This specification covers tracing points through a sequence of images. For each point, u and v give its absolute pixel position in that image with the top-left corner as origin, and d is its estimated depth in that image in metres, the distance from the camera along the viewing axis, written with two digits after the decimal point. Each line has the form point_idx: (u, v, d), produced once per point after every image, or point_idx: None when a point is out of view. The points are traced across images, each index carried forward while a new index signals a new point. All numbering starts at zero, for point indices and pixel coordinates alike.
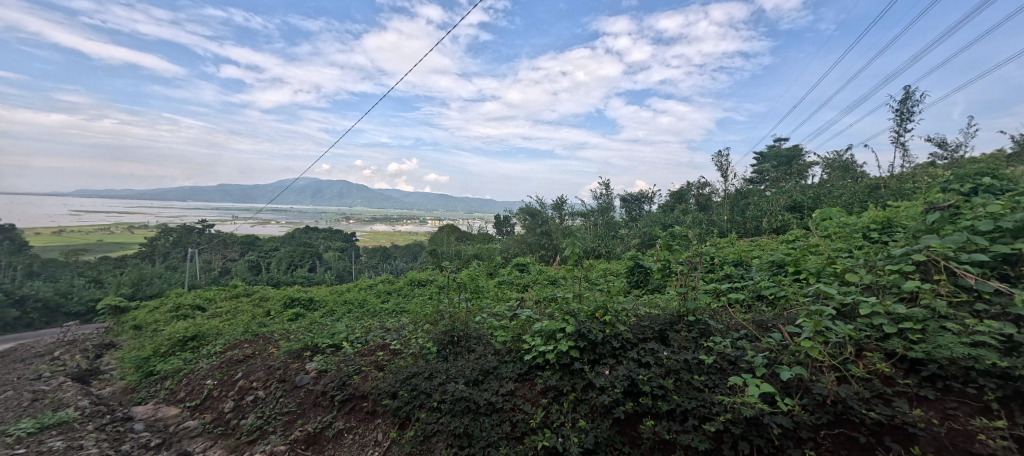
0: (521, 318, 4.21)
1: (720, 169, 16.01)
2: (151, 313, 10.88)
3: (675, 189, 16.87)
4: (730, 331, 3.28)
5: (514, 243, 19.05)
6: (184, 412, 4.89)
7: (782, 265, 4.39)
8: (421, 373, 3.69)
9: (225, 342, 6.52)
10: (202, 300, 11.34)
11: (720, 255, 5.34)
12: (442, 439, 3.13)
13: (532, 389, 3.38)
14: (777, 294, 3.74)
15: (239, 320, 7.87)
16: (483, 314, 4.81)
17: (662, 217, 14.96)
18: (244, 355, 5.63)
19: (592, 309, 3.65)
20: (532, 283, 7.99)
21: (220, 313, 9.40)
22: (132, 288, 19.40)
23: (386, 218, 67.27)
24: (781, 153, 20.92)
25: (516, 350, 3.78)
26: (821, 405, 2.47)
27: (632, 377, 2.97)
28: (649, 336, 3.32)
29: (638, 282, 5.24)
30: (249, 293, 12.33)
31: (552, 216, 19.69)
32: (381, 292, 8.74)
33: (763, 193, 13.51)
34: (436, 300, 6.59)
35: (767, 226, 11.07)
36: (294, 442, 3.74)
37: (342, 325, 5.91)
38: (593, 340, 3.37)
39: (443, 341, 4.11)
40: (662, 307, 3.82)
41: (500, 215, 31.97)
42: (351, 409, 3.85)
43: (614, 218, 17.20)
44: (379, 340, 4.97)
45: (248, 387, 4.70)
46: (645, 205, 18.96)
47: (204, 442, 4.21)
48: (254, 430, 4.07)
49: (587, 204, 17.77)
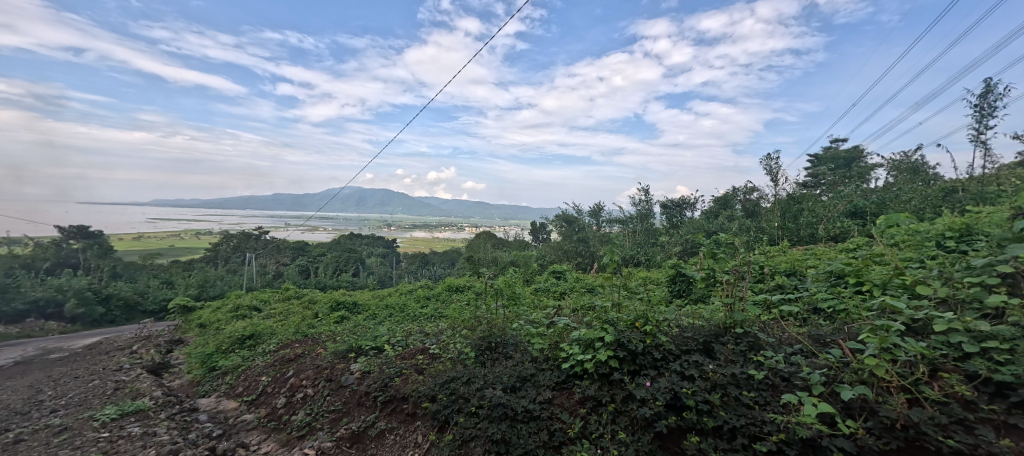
0: (558, 325, 4.16)
1: (769, 172, 15.23)
2: (214, 312, 11.75)
3: (719, 195, 16.21)
4: (783, 345, 3.09)
5: (551, 250, 18.96)
6: (241, 406, 5.23)
7: (842, 275, 4.09)
8: (459, 378, 3.73)
9: (279, 341, 6.92)
10: (258, 301, 12.13)
11: (771, 264, 5.06)
12: (480, 445, 3.15)
13: (570, 398, 3.33)
14: (837, 307, 3.48)
15: (291, 321, 8.34)
16: (520, 321, 4.81)
17: (706, 223, 14.41)
18: (294, 355, 5.94)
19: (632, 318, 3.56)
20: (569, 290, 7.92)
21: (274, 314, 10.01)
22: (199, 289, 21.27)
23: (426, 225, 69.10)
24: (839, 156, 19.57)
25: (553, 358, 3.73)
26: (889, 429, 2.26)
27: (675, 390, 2.86)
28: (693, 347, 3.20)
29: (680, 291, 5.12)
30: (299, 295, 13.05)
31: (589, 223, 19.51)
32: (421, 297, 8.96)
33: (819, 197, 12.69)
34: (474, 306, 6.66)
35: (824, 233, 10.38)
36: (339, 440, 3.89)
37: (384, 328, 6.12)
38: (633, 350, 3.28)
39: (481, 347, 4.15)
40: (707, 318, 3.66)
41: (537, 221, 31.97)
42: (392, 410, 3.96)
43: (654, 224, 16.72)
44: (419, 344, 5.10)
45: (299, 385, 4.95)
46: (687, 211, 18.34)
47: (259, 435, 4.47)
48: (304, 425, 4.27)
49: (625, 210, 17.44)
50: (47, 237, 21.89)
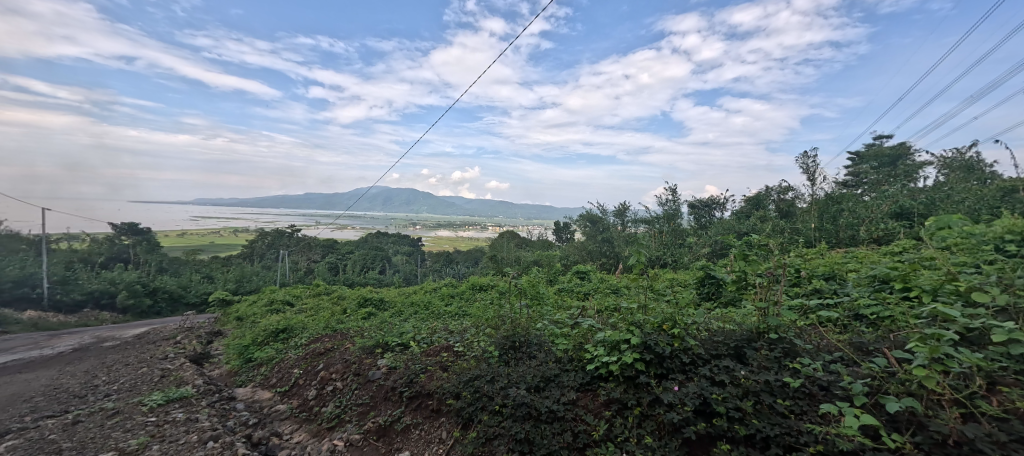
0: (583, 326, 4.12)
1: (806, 171, 14.63)
2: (250, 306, 12.25)
3: (751, 195, 15.67)
4: (821, 352, 2.95)
5: (575, 250, 18.80)
6: (275, 396, 5.43)
7: (887, 280, 3.87)
8: (483, 376, 3.74)
9: (310, 335, 7.15)
10: (291, 296, 12.58)
11: (808, 267, 4.83)
12: (504, 443, 3.16)
13: (595, 400, 3.29)
14: (881, 314, 3.29)
15: (321, 316, 8.61)
16: (544, 320, 4.79)
17: (737, 224, 13.94)
18: (324, 349, 6.12)
19: (659, 321, 3.47)
20: (593, 291, 7.83)
21: (305, 309, 10.36)
22: (236, 284, 22.32)
23: (450, 224, 69.89)
24: (883, 153, 18.52)
25: (578, 359, 3.69)
26: (940, 445, 2.11)
27: (705, 395, 2.78)
28: (723, 352, 3.10)
29: (709, 294, 5.00)
30: (328, 291, 13.45)
31: (614, 224, 19.28)
32: (445, 295, 9.05)
33: (860, 197, 12.08)
34: (498, 305, 6.68)
35: (866, 235, 9.87)
36: (367, 432, 3.99)
37: (410, 325, 6.22)
38: (660, 353, 3.21)
39: (504, 346, 4.15)
40: (738, 322, 3.53)
41: (561, 221, 31.78)
42: (417, 406, 4.02)
43: (681, 225, 16.32)
44: (443, 341, 5.15)
45: (329, 378, 5.09)
46: (716, 211, 17.83)
47: (291, 425, 4.63)
48: (333, 417, 4.40)
49: (652, 210, 17.10)
50: (102, 234, 23.40)
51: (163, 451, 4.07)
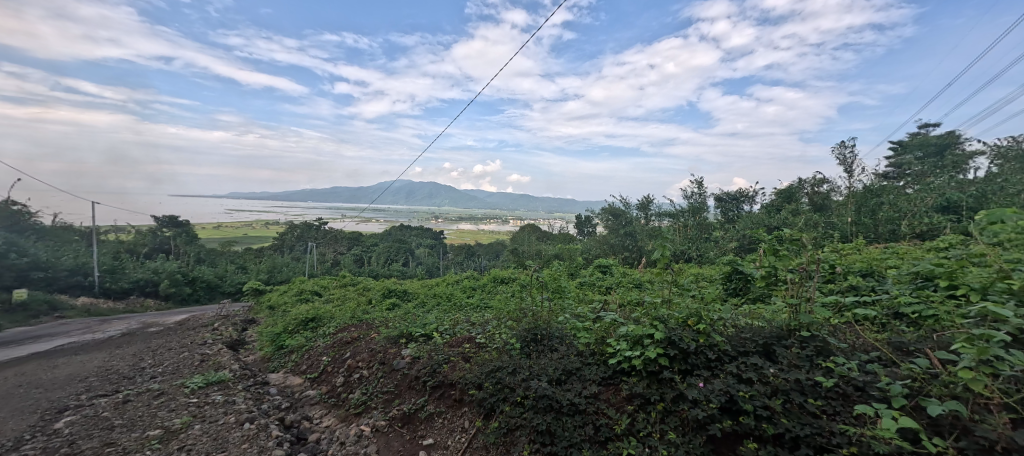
0: (604, 320, 4.08)
1: (843, 162, 13.99)
2: (281, 296, 12.72)
3: (782, 188, 15.12)
4: (857, 352, 2.83)
5: (597, 243, 18.63)
6: (305, 382, 5.64)
7: (930, 277, 3.68)
8: (505, 367, 3.75)
9: (337, 324, 7.37)
10: (319, 287, 12.98)
11: (843, 263, 4.64)
12: (526, 434, 3.20)
13: (617, 394, 3.27)
14: (923, 313, 3.13)
15: (348, 306, 8.87)
16: (565, 314, 4.77)
17: (766, 218, 13.49)
18: (351, 338, 6.29)
19: (684, 316, 3.41)
20: (615, 285, 7.75)
21: (332, 299, 10.69)
22: (268, 274, 23.31)
23: (472, 217, 70.39)
24: (929, 142, 17.47)
25: (600, 354, 3.67)
26: (986, 451, 2.00)
27: (731, 393, 2.72)
28: (751, 349, 3.02)
29: (737, 290, 4.91)
30: (354, 283, 13.80)
31: (637, 217, 19.00)
32: (467, 287, 9.15)
33: (902, 190, 11.47)
34: (519, 297, 6.70)
35: (908, 230, 9.38)
36: (392, 419, 4.09)
37: (433, 316, 6.32)
38: (684, 349, 3.15)
39: (526, 338, 4.16)
40: (767, 319, 3.43)
41: (582, 215, 31.51)
42: (441, 395, 4.09)
43: (707, 218, 15.92)
44: (466, 333, 5.21)
45: (355, 366, 5.24)
46: (745, 205, 17.30)
47: (321, 410, 4.81)
48: (360, 404, 4.53)
49: (676, 204, 16.73)
50: (145, 226, 24.69)
51: (204, 430, 4.29)
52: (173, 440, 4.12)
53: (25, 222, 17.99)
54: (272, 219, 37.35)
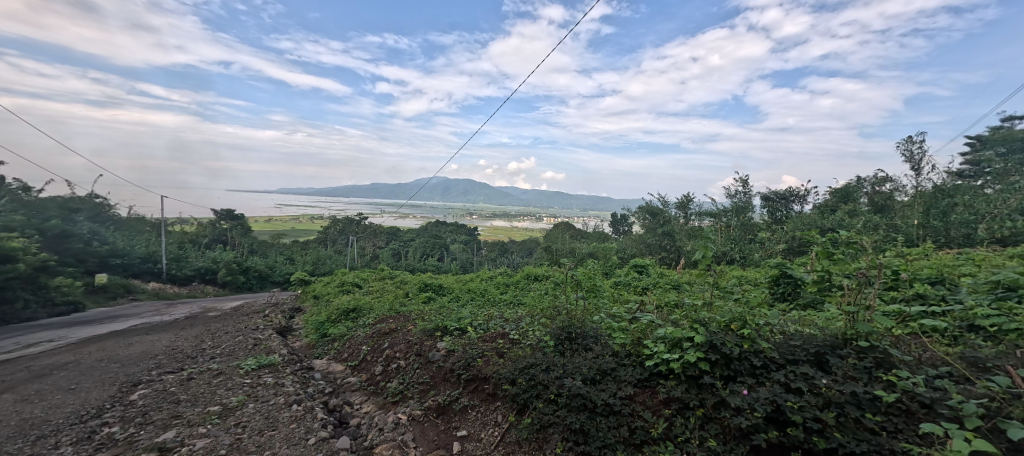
0: (641, 321, 3.98)
1: (910, 159, 12.93)
2: (325, 286, 13.34)
3: (838, 186, 14.18)
4: (923, 365, 2.62)
5: (632, 242, 18.24)
6: (347, 369, 5.90)
7: (1013, 287, 3.34)
8: (538, 364, 3.74)
9: (376, 315, 7.65)
10: (359, 279, 13.50)
11: (909, 269, 4.29)
12: (558, 432, 3.19)
13: (653, 397, 3.19)
14: (1004, 327, 2.84)
15: (386, 298, 9.18)
16: (600, 313, 4.70)
17: (819, 218, 12.67)
18: (389, 329, 6.51)
19: (727, 320, 3.28)
20: (652, 286, 7.56)
21: (372, 291, 11.11)
22: (313, 266, 24.53)
23: (506, 214, 70.75)
24: (1015, 137, 15.72)
25: (636, 355, 3.59)
26: None
27: (778, 402, 2.59)
28: (802, 357, 2.86)
29: (785, 295, 4.66)
30: (392, 276, 14.25)
31: (675, 216, 18.45)
32: (501, 284, 9.21)
33: (981, 190, 10.44)
34: (553, 295, 6.66)
35: (986, 235, 8.51)
36: (427, 409, 4.20)
37: (467, 311, 6.43)
38: (726, 354, 3.02)
39: (560, 336, 4.12)
40: (820, 327, 3.23)
41: (618, 213, 30.96)
42: (474, 388, 4.15)
43: (752, 218, 15.16)
44: (499, 329, 5.24)
45: (393, 356, 5.42)
46: (795, 204, 16.42)
47: (361, 396, 5.01)
48: (398, 392, 4.68)
49: (719, 203, 16.07)
50: (206, 219, 26.60)
51: (257, 409, 4.57)
52: (230, 416, 4.42)
53: (106, 213, 19.84)
54: (317, 214, 39.21)
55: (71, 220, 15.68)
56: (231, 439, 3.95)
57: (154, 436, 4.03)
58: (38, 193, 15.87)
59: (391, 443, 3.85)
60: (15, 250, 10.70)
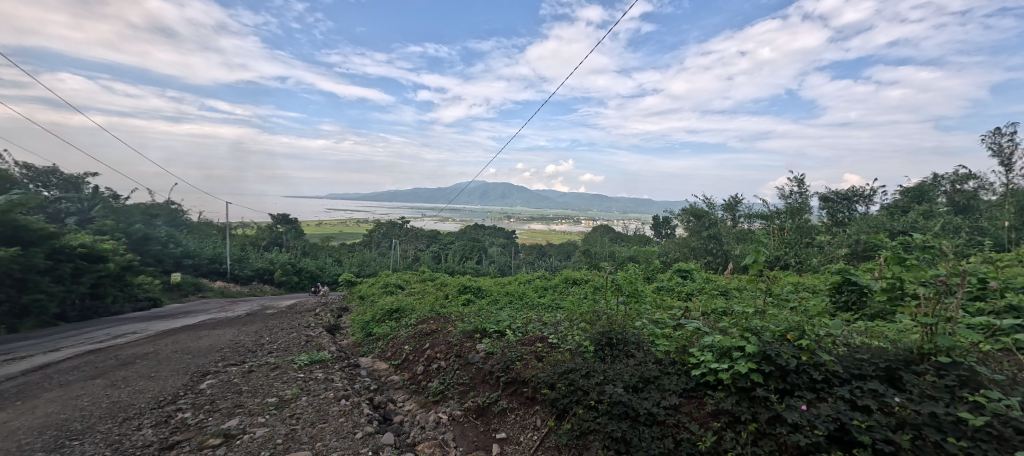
0: (686, 328, 3.81)
1: (997, 154, 11.70)
2: (370, 287, 13.87)
3: (910, 185, 13.03)
4: (1017, 386, 2.33)
5: (675, 246, 17.61)
6: (390, 368, 6.08)
7: None
8: (578, 370, 3.66)
9: (418, 316, 7.83)
10: (402, 280, 13.92)
11: (999, 277, 3.84)
12: (599, 439, 3.11)
13: (700, 408, 3.04)
14: None
15: (428, 300, 9.39)
16: (642, 319, 4.54)
17: (888, 220, 11.62)
18: (430, 330, 6.64)
19: (782, 329, 3.06)
20: (697, 291, 7.25)
21: (414, 292, 11.43)
22: (359, 268, 25.61)
23: (543, 218, 70.60)
24: None
25: (681, 363, 3.43)
26: None
27: (842, 420, 2.40)
28: (870, 372, 2.63)
29: (848, 304, 4.31)
30: (432, 278, 14.58)
31: (722, 218, 17.71)
32: (540, 287, 9.17)
33: None
34: (593, 300, 6.54)
35: None
36: (467, 410, 4.23)
37: (506, 314, 6.44)
38: (782, 366, 2.82)
39: (600, 342, 4.02)
40: (892, 340, 2.95)
41: (659, 216, 30.12)
42: (513, 391, 4.13)
43: (809, 220, 14.22)
44: (538, 332, 5.20)
45: (434, 356, 5.51)
46: (860, 205, 15.34)
47: (403, 394, 5.14)
48: (439, 392, 4.75)
49: (771, 204, 15.18)
50: (264, 223, 28.49)
51: (309, 402, 4.80)
52: (286, 408, 4.67)
53: (180, 218, 21.74)
54: (363, 219, 40.91)
55: (150, 224, 17.26)
56: (286, 429, 4.17)
57: (220, 423, 4.32)
58: (124, 200, 17.66)
59: (433, 441, 3.90)
60: (105, 250, 11.91)
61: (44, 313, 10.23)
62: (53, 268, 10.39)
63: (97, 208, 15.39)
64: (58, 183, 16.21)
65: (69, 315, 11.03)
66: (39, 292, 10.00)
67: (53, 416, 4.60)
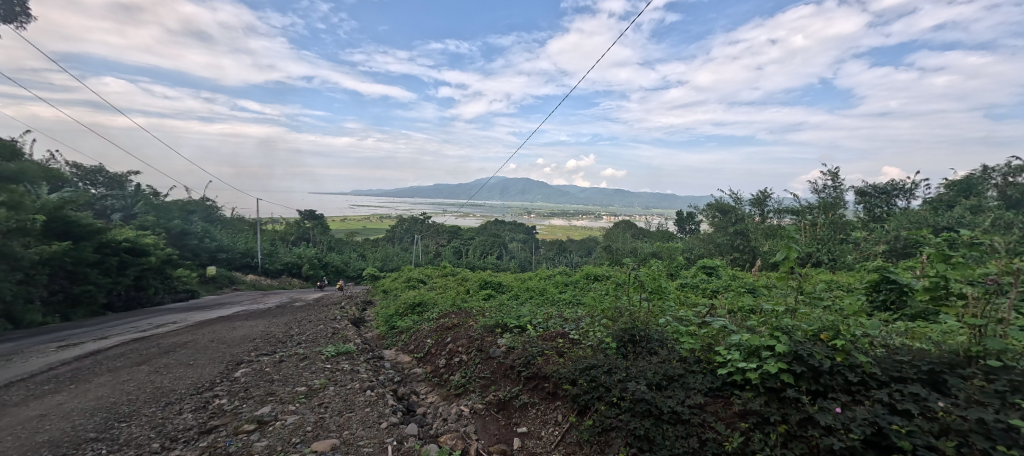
0: (713, 326, 3.72)
1: None
2: (393, 281, 14.12)
3: (957, 178, 12.31)
4: None
5: (700, 242, 17.23)
6: (413, 360, 6.19)
7: None
8: (600, 366, 3.62)
9: (439, 310, 7.93)
10: (424, 275, 14.11)
11: None
12: (622, 436, 3.09)
13: (727, 408, 2.96)
14: None
15: (449, 294, 9.49)
16: (666, 316, 4.46)
17: (931, 216, 11.02)
18: (451, 324, 6.71)
19: (815, 329, 2.94)
20: (723, 289, 7.07)
21: (436, 287, 11.58)
22: (382, 263, 26.11)
23: (564, 213, 70.21)
24: None
25: (706, 362, 3.35)
26: None
27: (880, 424, 2.30)
28: (911, 375, 2.51)
29: (887, 303, 4.12)
30: (453, 273, 14.74)
31: (750, 214, 17.18)
32: (560, 283, 9.13)
33: None
34: (615, 296, 6.46)
35: None
36: (488, 404, 4.26)
37: (526, 309, 6.44)
38: (815, 367, 2.71)
39: (622, 338, 3.97)
40: (935, 342, 2.79)
41: (683, 211, 29.51)
42: (534, 386, 4.14)
43: (843, 216, 13.65)
44: (559, 327, 5.18)
45: (456, 350, 5.57)
46: (900, 199, 14.62)
47: (426, 387, 5.23)
48: (460, 385, 4.80)
49: (803, 199, 14.64)
50: (292, 219, 29.39)
51: (337, 392, 4.94)
52: (314, 397, 4.82)
53: (214, 214, 22.67)
54: (386, 215, 41.67)
55: (187, 220, 18.06)
56: (315, 417, 4.30)
57: (254, 410, 4.51)
58: (163, 197, 18.53)
59: (455, 433, 3.94)
60: (147, 245, 12.55)
61: (93, 303, 10.87)
62: (100, 261, 11.04)
63: (140, 205, 16.22)
64: (104, 182, 17.17)
65: (115, 305, 11.68)
66: (88, 283, 10.64)
67: (103, 399, 4.89)
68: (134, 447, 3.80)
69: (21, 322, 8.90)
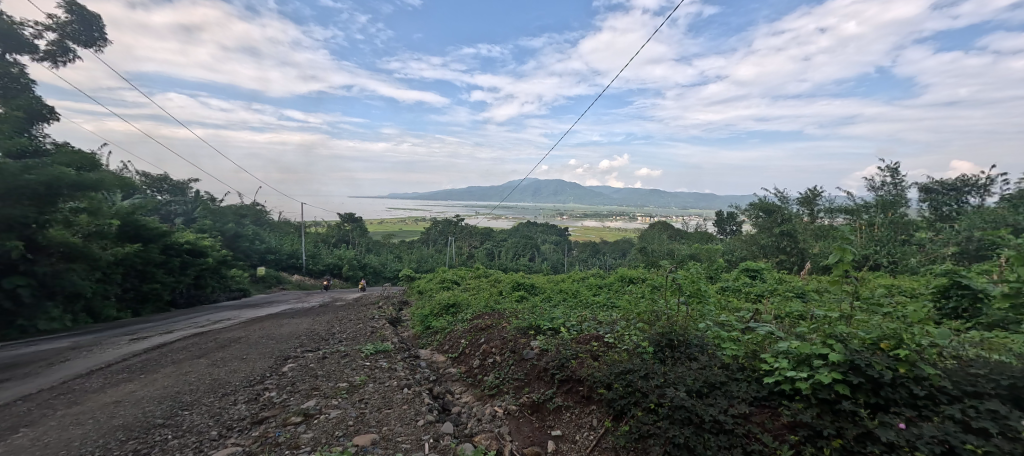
0: (758, 333, 3.55)
1: None
2: (428, 282, 14.41)
3: None
4: None
5: (742, 244, 16.50)
6: (447, 360, 6.29)
7: None
8: (637, 371, 3.53)
9: (473, 311, 8.01)
10: (458, 277, 14.31)
11: None
12: (659, 444, 2.99)
13: (775, 419, 2.80)
14: None
15: (482, 296, 9.58)
16: (706, 321, 4.30)
17: (1009, 214, 10.00)
18: (484, 325, 6.77)
19: (874, 338, 2.73)
20: (768, 293, 6.72)
21: (469, 288, 11.72)
22: (417, 264, 26.73)
23: (597, 214, 69.23)
24: None
25: (750, 369, 3.19)
26: None
27: (951, 443, 2.11)
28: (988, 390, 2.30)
29: (957, 311, 3.78)
30: (486, 274, 14.87)
31: (797, 213, 16.30)
32: (594, 285, 8.99)
33: None
34: (650, 300, 6.30)
35: None
36: (522, 405, 4.26)
37: (559, 312, 6.38)
38: (875, 378, 2.52)
39: (659, 343, 3.86)
40: (1017, 354, 2.53)
41: (724, 211, 28.49)
42: (568, 389, 4.09)
43: (904, 215, 12.66)
44: (593, 331, 5.11)
45: (489, 351, 5.62)
46: (970, 197, 13.52)
47: (460, 386, 5.30)
48: (494, 386, 4.83)
49: (858, 198, 13.73)
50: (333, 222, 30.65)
51: (376, 389, 5.10)
52: (355, 393, 5.00)
53: (263, 218, 24.00)
54: (421, 217, 42.65)
55: (240, 223, 19.23)
56: (357, 412, 4.46)
57: (300, 403, 4.73)
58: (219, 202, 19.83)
59: (489, 433, 3.96)
60: (205, 246, 13.49)
61: (160, 300, 11.79)
62: (166, 261, 11.97)
63: (199, 210, 17.44)
64: (169, 188, 18.61)
65: (178, 302, 12.61)
66: (155, 281, 11.57)
67: (168, 388, 5.29)
68: (196, 434, 4.07)
69: (100, 316, 9.80)
